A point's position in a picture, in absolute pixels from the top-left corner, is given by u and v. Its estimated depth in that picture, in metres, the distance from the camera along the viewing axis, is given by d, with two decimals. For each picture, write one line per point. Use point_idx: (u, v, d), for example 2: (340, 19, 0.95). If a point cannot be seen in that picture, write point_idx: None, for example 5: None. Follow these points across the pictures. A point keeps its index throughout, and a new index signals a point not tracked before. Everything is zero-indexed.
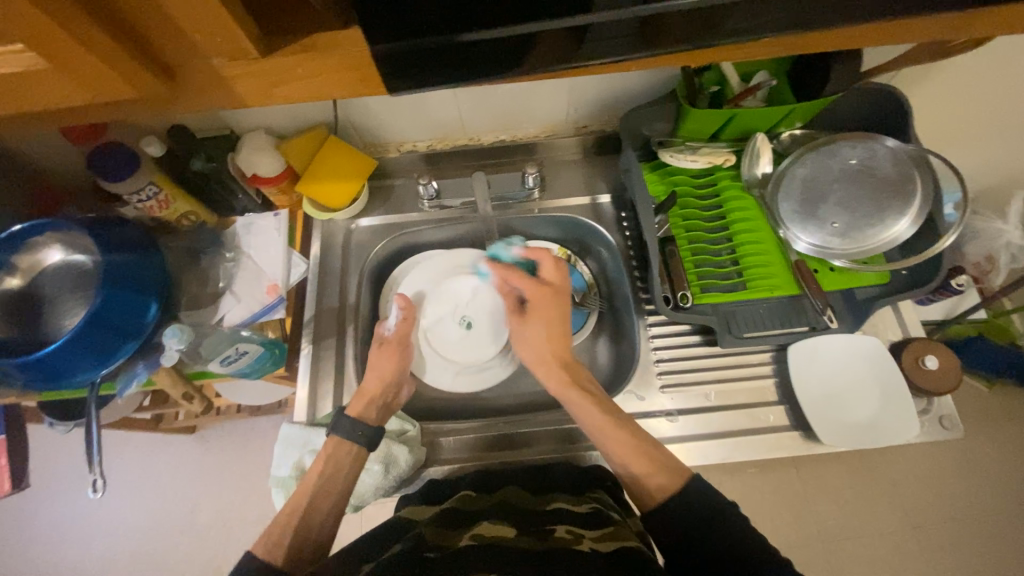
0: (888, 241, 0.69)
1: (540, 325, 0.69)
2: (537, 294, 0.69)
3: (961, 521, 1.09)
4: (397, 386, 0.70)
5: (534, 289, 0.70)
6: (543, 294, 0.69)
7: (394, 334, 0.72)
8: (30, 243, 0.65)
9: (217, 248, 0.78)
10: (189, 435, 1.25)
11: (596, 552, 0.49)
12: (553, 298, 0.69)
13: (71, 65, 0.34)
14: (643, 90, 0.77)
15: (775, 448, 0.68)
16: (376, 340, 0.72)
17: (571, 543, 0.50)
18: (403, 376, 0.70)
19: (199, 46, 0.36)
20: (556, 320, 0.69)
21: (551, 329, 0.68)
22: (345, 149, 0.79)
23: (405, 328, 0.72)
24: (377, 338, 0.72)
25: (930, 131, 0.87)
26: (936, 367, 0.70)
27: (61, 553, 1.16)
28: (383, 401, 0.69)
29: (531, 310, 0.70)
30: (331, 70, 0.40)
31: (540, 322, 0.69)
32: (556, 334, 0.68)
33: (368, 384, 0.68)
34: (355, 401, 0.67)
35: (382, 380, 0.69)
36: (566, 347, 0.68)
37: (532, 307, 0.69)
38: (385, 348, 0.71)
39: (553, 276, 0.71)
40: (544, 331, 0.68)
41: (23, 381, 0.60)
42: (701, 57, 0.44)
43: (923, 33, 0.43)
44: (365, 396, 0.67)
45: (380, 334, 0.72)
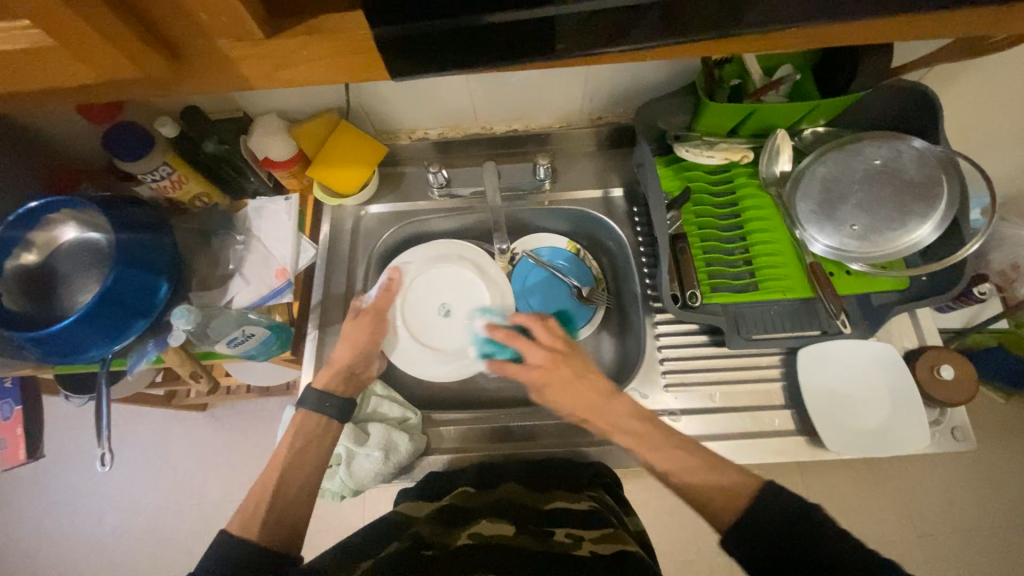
0: (908, 246, 0.66)
1: (571, 387, 0.61)
2: (549, 355, 0.63)
3: (968, 533, 1.07)
4: (368, 359, 0.69)
5: (541, 362, 0.63)
6: (558, 358, 0.63)
7: (370, 304, 0.71)
8: (45, 220, 0.66)
9: (228, 231, 0.78)
10: (199, 413, 1.28)
11: (596, 556, 0.49)
12: (565, 355, 0.63)
13: (74, 41, 0.33)
14: (661, 81, 0.75)
15: (780, 453, 0.67)
16: (352, 312, 0.71)
17: (571, 549, 0.50)
18: (376, 350, 0.70)
19: (204, 25, 0.36)
20: (580, 372, 0.62)
21: (581, 384, 0.61)
22: (356, 135, 0.79)
23: (385, 299, 0.72)
24: (353, 309, 0.72)
25: (960, 132, 0.83)
26: (950, 377, 0.68)
27: (75, 521, 1.20)
28: (351, 373, 0.68)
29: (546, 378, 0.62)
30: (336, 53, 0.39)
31: (568, 385, 0.61)
32: (587, 379, 0.62)
33: (340, 353, 0.67)
34: (325, 371, 0.66)
35: (354, 349, 0.68)
36: (607, 384, 0.62)
37: (548, 385, 0.62)
38: (360, 319, 0.70)
39: (551, 338, 0.65)
40: (569, 390, 0.61)
41: (38, 355, 0.62)
42: (728, 48, 0.42)
43: (964, 26, 0.41)
44: (335, 365, 0.66)
45: (357, 305, 0.72)
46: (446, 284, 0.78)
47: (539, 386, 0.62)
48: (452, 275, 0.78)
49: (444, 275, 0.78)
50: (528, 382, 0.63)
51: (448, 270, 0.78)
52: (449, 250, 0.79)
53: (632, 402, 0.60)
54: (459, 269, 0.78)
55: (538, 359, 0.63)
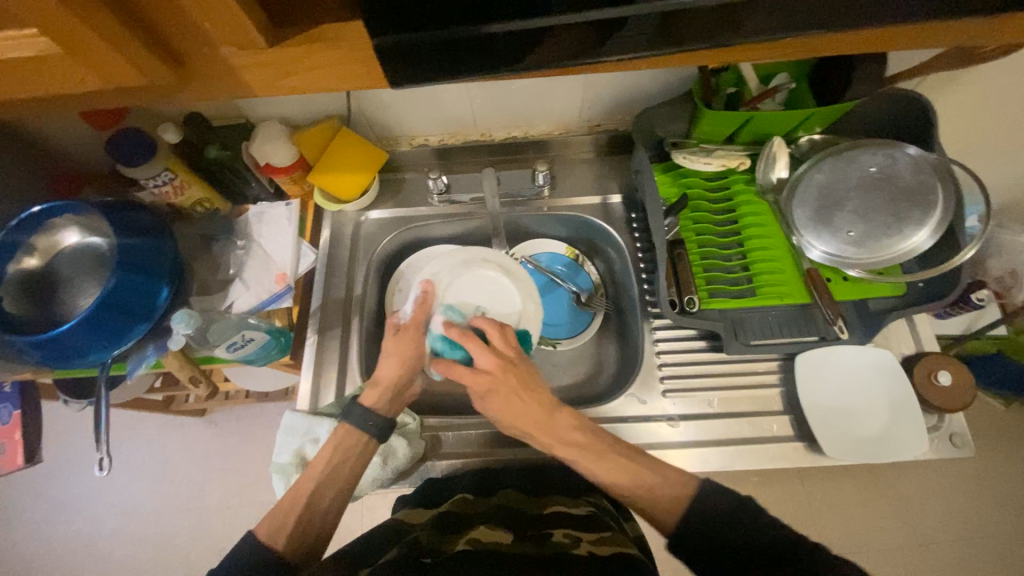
0: (904, 252, 0.67)
1: (510, 401, 0.59)
2: (496, 364, 0.60)
3: (970, 541, 1.06)
4: (412, 376, 0.66)
5: (490, 369, 0.60)
6: (503, 368, 0.60)
7: (412, 319, 0.68)
8: (48, 224, 0.67)
9: (229, 236, 0.79)
10: (198, 418, 1.27)
11: (594, 556, 0.49)
12: (509, 367, 0.60)
13: (82, 50, 0.34)
14: (658, 89, 0.76)
15: (779, 458, 0.67)
16: (391, 329, 0.69)
17: (569, 548, 0.50)
18: (421, 365, 0.67)
19: (208, 34, 0.36)
20: (526, 386, 0.60)
21: (519, 399, 0.59)
22: (357, 142, 0.79)
23: (421, 314, 0.69)
24: (392, 326, 0.69)
25: (956, 139, 0.84)
26: (947, 384, 0.68)
27: (72, 526, 1.20)
28: (397, 390, 0.66)
29: (485, 387, 0.59)
30: (338, 61, 0.40)
31: (510, 398, 0.59)
32: (532, 394, 0.59)
33: (385, 372, 0.65)
34: (370, 391, 0.64)
35: (400, 367, 0.65)
36: (547, 399, 0.59)
37: (490, 393, 0.59)
38: (402, 336, 0.67)
39: (503, 347, 0.63)
40: (512, 403, 0.59)
41: (37, 359, 0.62)
42: (725, 56, 0.43)
43: (957, 36, 0.41)
44: (380, 385, 0.64)
45: (395, 322, 0.69)
46: (479, 287, 0.76)
47: (482, 392, 0.60)
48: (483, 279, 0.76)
49: (477, 279, 0.76)
50: (473, 388, 0.60)
51: (478, 276, 0.76)
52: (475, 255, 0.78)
53: (576, 416, 0.59)
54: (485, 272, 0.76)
55: (480, 365, 0.60)
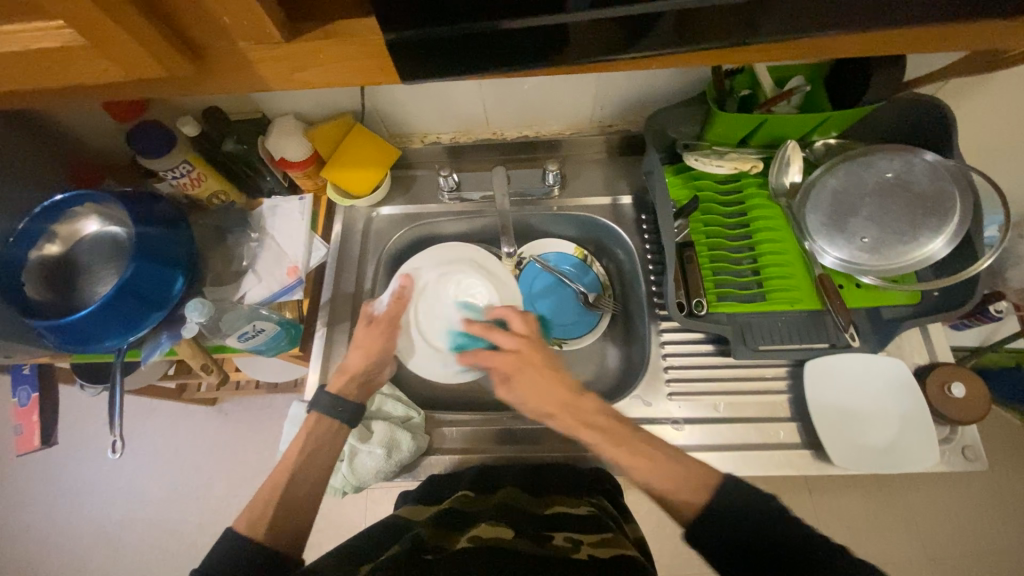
0: (920, 260, 0.66)
1: (531, 378, 0.61)
2: (519, 342, 0.63)
3: (984, 559, 1.04)
4: (382, 365, 0.69)
5: (514, 348, 0.64)
6: (527, 346, 0.63)
7: (385, 313, 0.70)
8: (70, 213, 0.69)
9: (243, 228, 0.80)
10: (209, 407, 1.30)
11: (595, 560, 0.49)
12: (534, 346, 0.63)
13: (104, 40, 0.35)
14: (672, 90, 0.75)
15: (784, 466, 0.66)
16: (364, 319, 0.70)
17: (570, 552, 0.50)
18: (388, 356, 0.69)
19: (226, 28, 0.37)
20: (546, 365, 0.62)
21: (545, 378, 0.61)
22: (371, 139, 0.80)
23: (397, 308, 0.71)
24: (366, 316, 0.70)
25: (978, 146, 0.82)
26: (962, 395, 0.66)
27: (84, 508, 1.23)
28: (365, 380, 0.68)
29: (513, 369, 0.62)
30: (351, 56, 0.40)
31: (535, 376, 0.61)
32: (554, 374, 0.61)
33: (353, 360, 0.67)
34: (337, 378, 0.66)
35: (366, 357, 0.67)
36: (572, 383, 0.61)
37: (516, 373, 0.62)
38: (373, 327, 0.69)
39: (523, 329, 0.66)
40: (540, 381, 0.61)
41: (56, 343, 0.64)
42: (738, 58, 0.43)
43: (977, 40, 0.41)
44: (347, 372, 0.66)
45: (369, 312, 0.70)
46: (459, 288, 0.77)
47: (507, 375, 0.62)
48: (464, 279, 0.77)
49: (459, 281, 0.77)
50: (500, 370, 0.63)
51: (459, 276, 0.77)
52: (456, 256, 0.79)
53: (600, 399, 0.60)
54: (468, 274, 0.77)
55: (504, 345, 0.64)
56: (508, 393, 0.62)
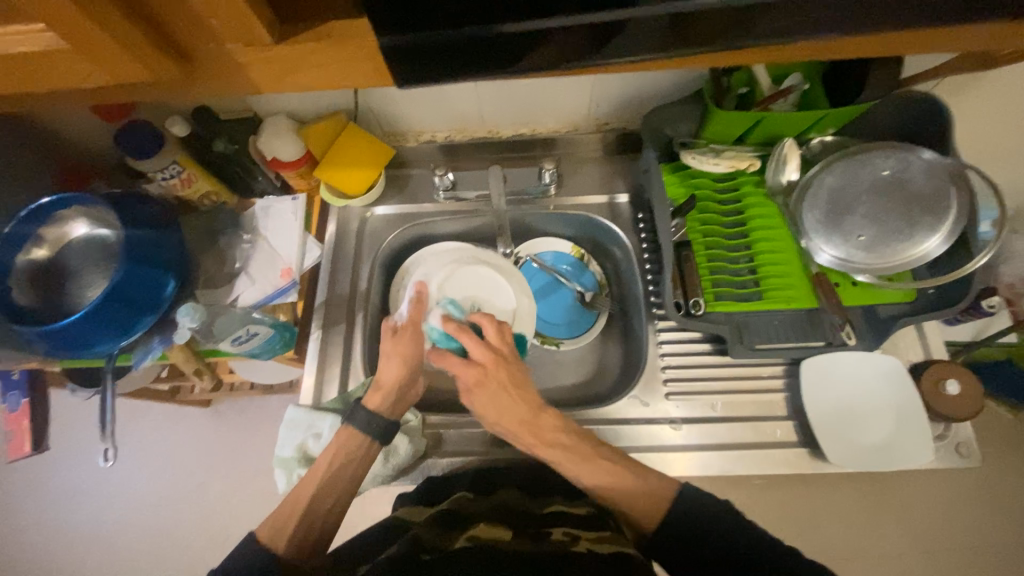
0: (916, 258, 0.66)
1: (497, 395, 0.60)
2: (488, 356, 0.60)
3: (974, 549, 1.06)
4: (415, 374, 0.65)
5: (481, 361, 0.60)
6: (495, 360, 0.61)
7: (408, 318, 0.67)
8: (56, 216, 0.68)
9: (235, 229, 0.79)
10: (204, 409, 1.29)
11: (593, 553, 0.49)
12: (502, 362, 0.61)
13: (88, 43, 0.34)
14: (668, 88, 0.75)
15: (781, 464, 0.67)
16: (389, 331, 0.66)
17: (569, 545, 0.51)
18: (421, 365, 0.65)
19: (214, 30, 0.36)
20: (514, 383, 0.60)
21: (509, 396, 0.60)
22: (363, 137, 0.79)
23: (418, 312, 0.67)
24: (389, 328, 0.66)
25: (971, 144, 0.82)
26: (956, 393, 0.67)
27: (78, 513, 1.21)
28: (400, 392, 0.65)
29: (477, 381, 0.60)
30: (344, 59, 0.39)
31: (498, 392, 0.60)
32: (520, 392, 0.60)
33: (387, 377, 0.64)
34: (372, 394, 0.64)
35: (398, 369, 0.64)
36: (533, 402, 0.60)
37: (479, 386, 0.60)
38: (401, 336, 0.65)
39: (495, 342, 0.63)
40: (501, 398, 0.60)
41: (45, 349, 0.62)
42: (737, 58, 0.42)
43: (976, 40, 0.40)
44: (383, 388, 0.63)
45: (391, 323, 0.66)
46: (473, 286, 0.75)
47: (471, 386, 0.61)
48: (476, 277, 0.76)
49: (465, 277, 0.75)
50: (463, 379, 0.61)
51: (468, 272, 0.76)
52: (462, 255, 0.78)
53: (561, 418, 0.60)
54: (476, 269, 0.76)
55: (474, 357, 0.61)
56: (471, 399, 0.61)
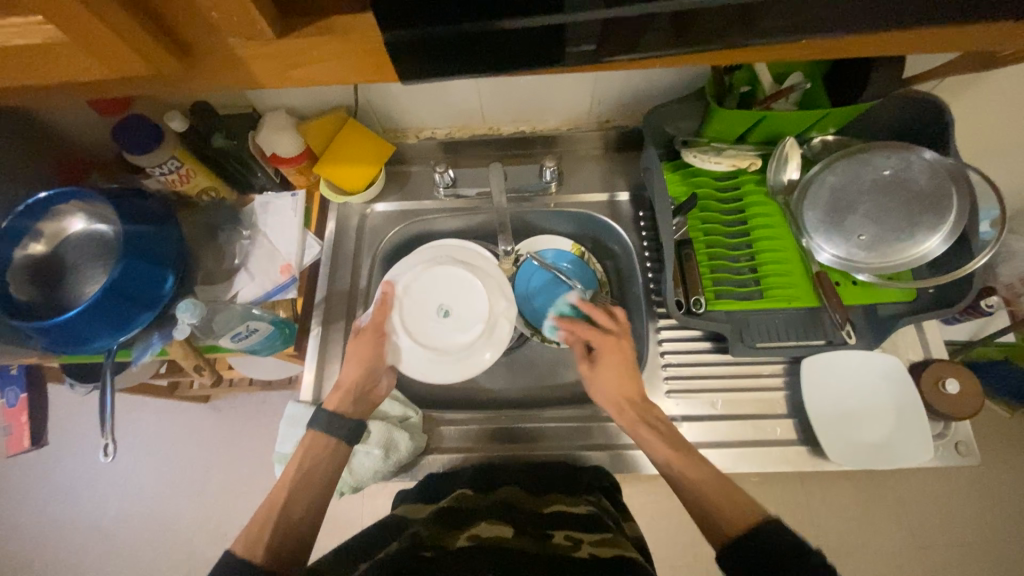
0: (916, 258, 0.66)
1: (619, 367, 0.65)
2: (617, 329, 0.67)
3: (970, 547, 1.06)
4: (375, 377, 0.67)
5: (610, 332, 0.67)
6: (614, 339, 0.66)
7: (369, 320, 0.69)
8: (54, 211, 0.67)
9: (234, 225, 0.78)
10: (203, 405, 1.29)
11: (595, 559, 0.49)
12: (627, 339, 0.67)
13: (88, 37, 0.34)
14: (670, 85, 0.75)
15: (780, 462, 0.67)
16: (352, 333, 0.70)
17: (570, 551, 0.50)
18: (379, 367, 0.67)
19: (214, 23, 0.36)
20: (635, 360, 0.66)
21: (626, 371, 0.64)
22: (363, 133, 0.79)
23: (380, 314, 0.69)
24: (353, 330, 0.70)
25: (972, 143, 0.82)
26: (955, 392, 0.67)
27: (77, 508, 1.21)
28: (360, 392, 0.66)
29: (601, 351, 0.66)
30: (344, 54, 0.39)
31: (619, 363, 0.65)
32: (636, 371, 0.65)
33: (345, 375, 0.66)
34: (332, 395, 0.66)
35: (358, 369, 0.66)
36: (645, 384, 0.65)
37: (606, 352, 0.65)
38: (362, 337, 0.68)
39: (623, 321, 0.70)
40: (621, 371, 0.64)
41: (44, 345, 0.62)
42: (742, 56, 0.42)
43: (980, 41, 0.40)
44: (341, 388, 0.66)
45: (357, 325, 0.70)
46: (446, 287, 0.73)
47: (598, 352, 0.66)
48: (449, 277, 0.73)
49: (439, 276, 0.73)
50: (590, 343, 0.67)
51: (441, 272, 0.73)
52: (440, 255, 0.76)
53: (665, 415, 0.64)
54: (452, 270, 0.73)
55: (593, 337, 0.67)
56: (589, 371, 0.66)
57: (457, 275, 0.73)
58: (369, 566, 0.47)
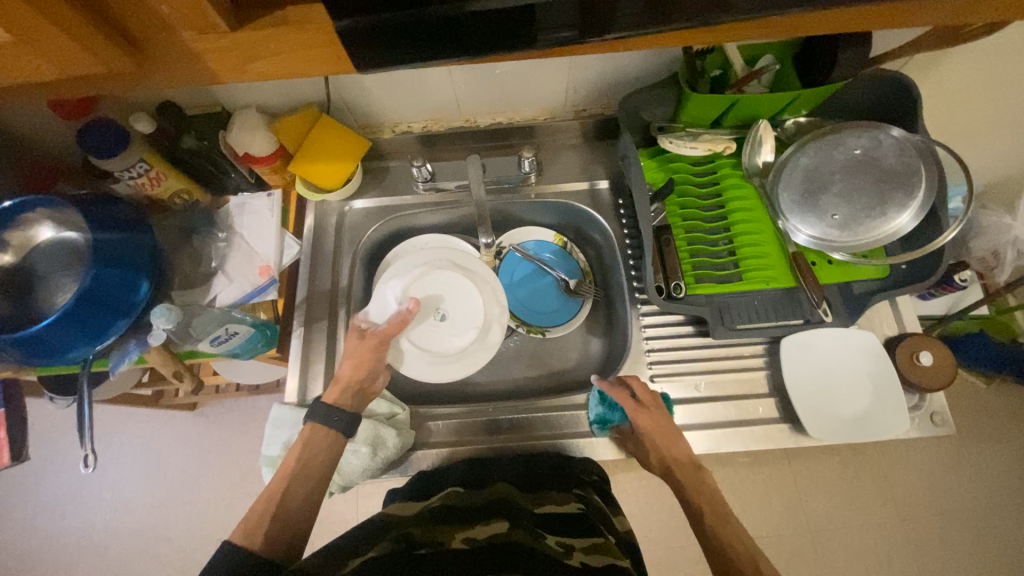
0: (889, 235, 0.67)
1: (655, 436, 0.64)
2: (649, 400, 0.66)
3: (951, 515, 1.10)
4: (374, 375, 0.67)
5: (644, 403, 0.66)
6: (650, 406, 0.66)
7: (380, 329, 0.67)
8: (20, 219, 0.65)
9: (210, 228, 0.77)
10: (190, 412, 1.27)
11: (586, 568, 0.50)
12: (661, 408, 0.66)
13: (31, 33, 0.32)
14: (644, 71, 0.75)
15: (764, 440, 0.68)
16: (356, 332, 0.68)
17: (562, 557, 0.51)
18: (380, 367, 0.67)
19: (167, 18, 0.35)
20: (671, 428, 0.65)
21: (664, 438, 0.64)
22: (337, 130, 0.78)
23: (395, 327, 0.67)
24: (356, 330, 0.68)
25: (941, 120, 0.84)
26: (929, 363, 0.69)
27: (64, 522, 1.19)
28: (359, 388, 0.66)
29: (637, 420, 0.65)
30: (305, 45, 0.38)
31: (655, 432, 0.64)
32: (673, 437, 0.64)
33: (345, 370, 0.66)
34: (331, 388, 0.65)
35: (358, 368, 0.66)
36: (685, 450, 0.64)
37: (643, 425, 0.64)
38: (366, 340, 0.67)
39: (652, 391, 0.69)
40: (658, 439, 0.64)
41: (16, 357, 0.61)
42: (708, 37, 0.42)
43: (938, 14, 0.41)
44: (339, 382, 0.65)
45: (360, 326, 0.68)
46: (446, 291, 0.73)
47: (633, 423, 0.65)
48: (448, 281, 0.73)
49: (443, 283, 0.72)
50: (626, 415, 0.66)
51: (441, 276, 0.73)
52: (438, 257, 0.74)
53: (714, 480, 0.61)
54: (452, 275, 0.73)
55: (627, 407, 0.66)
56: None
57: (456, 280, 0.73)
58: (361, 567, 0.47)
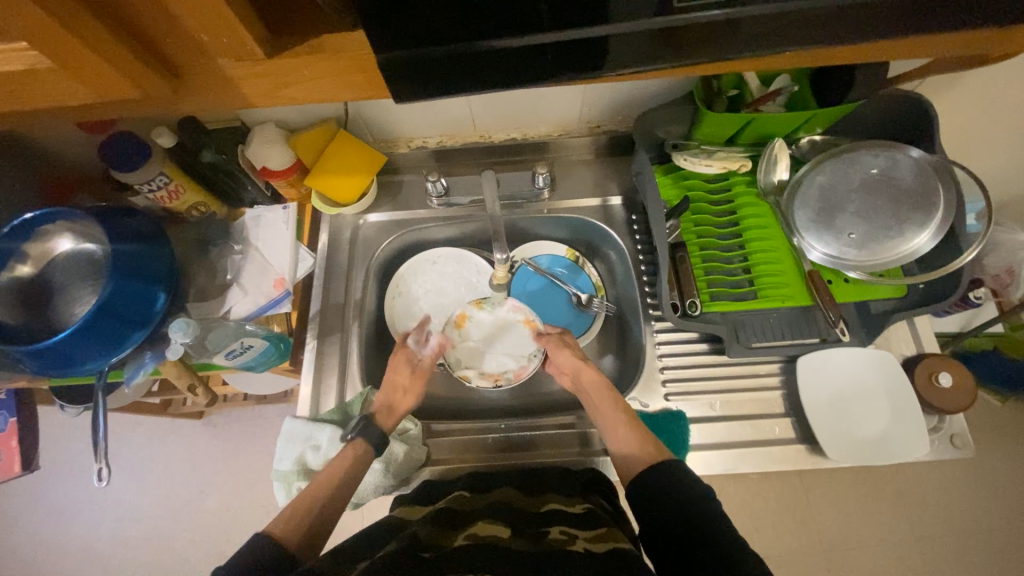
0: (906, 254, 0.66)
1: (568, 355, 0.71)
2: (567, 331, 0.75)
3: (966, 534, 1.08)
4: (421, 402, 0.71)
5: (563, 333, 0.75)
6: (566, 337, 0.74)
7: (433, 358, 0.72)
8: (39, 232, 0.65)
9: (226, 240, 0.78)
10: (198, 421, 1.27)
11: (587, 552, 0.48)
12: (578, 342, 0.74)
13: (71, 60, 0.33)
14: (659, 91, 0.75)
15: (781, 461, 0.67)
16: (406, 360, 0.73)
17: (566, 544, 0.50)
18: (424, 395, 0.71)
19: (204, 44, 0.35)
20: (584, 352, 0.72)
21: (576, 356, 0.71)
22: (354, 144, 0.78)
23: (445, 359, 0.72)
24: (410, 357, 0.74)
25: (955, 139, 0.84)
26: (949, 385, 0.68)
27: (70, 532, 1.19)
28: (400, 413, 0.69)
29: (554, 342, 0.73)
30: (335, 72, 0.39)
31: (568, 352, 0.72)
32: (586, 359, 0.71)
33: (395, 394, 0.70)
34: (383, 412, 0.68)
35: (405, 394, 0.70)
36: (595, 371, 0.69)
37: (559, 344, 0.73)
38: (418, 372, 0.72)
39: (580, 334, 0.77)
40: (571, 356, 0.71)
41: (34, 369, 0.61)
42: (726, 68, 0.42)
43: (959, 47, 0.41)
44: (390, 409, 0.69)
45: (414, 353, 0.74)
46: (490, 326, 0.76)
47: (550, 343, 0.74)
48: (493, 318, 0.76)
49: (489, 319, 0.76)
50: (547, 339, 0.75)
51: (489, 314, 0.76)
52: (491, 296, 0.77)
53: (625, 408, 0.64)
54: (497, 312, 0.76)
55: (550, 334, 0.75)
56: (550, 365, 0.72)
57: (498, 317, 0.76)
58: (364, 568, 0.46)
